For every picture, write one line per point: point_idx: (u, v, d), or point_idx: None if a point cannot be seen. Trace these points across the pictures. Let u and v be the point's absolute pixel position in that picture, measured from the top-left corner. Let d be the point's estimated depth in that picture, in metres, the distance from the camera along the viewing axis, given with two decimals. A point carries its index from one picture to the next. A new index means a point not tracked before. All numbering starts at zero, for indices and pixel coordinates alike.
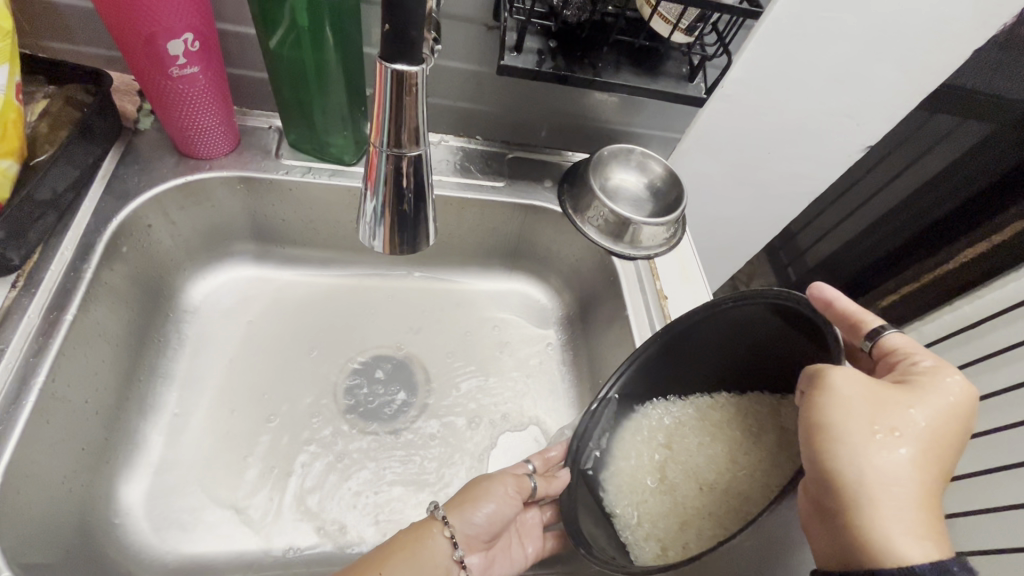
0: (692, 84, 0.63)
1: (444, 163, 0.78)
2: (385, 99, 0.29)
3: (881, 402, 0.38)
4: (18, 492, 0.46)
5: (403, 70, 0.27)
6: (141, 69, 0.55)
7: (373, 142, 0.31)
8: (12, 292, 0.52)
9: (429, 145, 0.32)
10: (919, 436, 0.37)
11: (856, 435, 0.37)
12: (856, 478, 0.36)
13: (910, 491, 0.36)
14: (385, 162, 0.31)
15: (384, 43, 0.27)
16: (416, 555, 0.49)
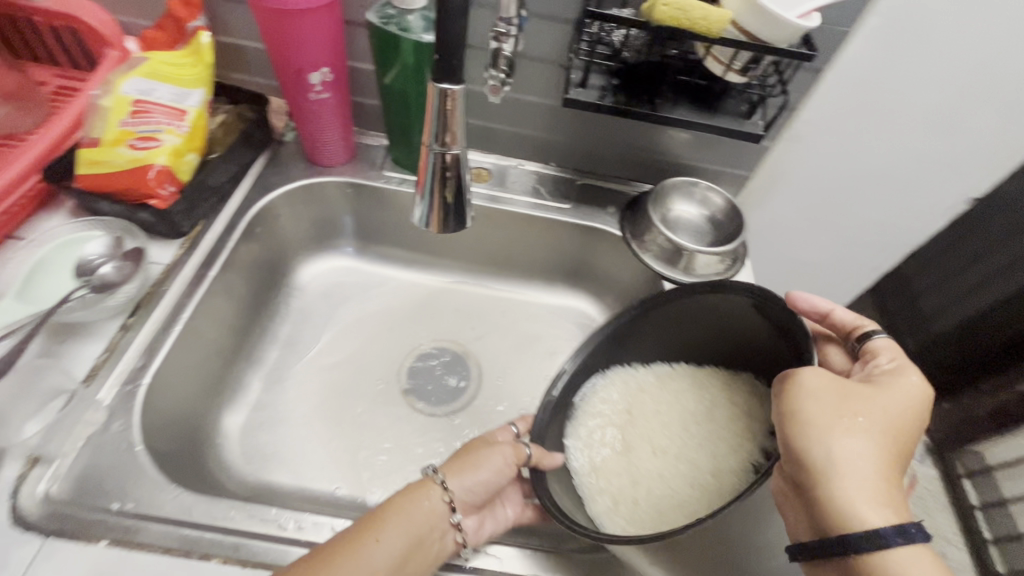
0: (749, 121, 0.67)
1: (519, 184, 0.88)
2: (434, 108, 0.38)
3: (847, 397, 0.46)
4: (159, 395, 0.60)
5: (447, 87, 0.36)
6: (290, 93, 0.72)
7: (425, 141, 0.40)
8: (179, 251, 0.69)
9: (466, 145, 0.40)
10: (880, 423, 0.45)
11: (826, 434, 0.43)
12: (824, 457, 0.43)
13: (874, 469, 0.43)
14: (432, 157, 0.40)
15: (434, 68, 0.36)
16: (412, 511, 0.50)
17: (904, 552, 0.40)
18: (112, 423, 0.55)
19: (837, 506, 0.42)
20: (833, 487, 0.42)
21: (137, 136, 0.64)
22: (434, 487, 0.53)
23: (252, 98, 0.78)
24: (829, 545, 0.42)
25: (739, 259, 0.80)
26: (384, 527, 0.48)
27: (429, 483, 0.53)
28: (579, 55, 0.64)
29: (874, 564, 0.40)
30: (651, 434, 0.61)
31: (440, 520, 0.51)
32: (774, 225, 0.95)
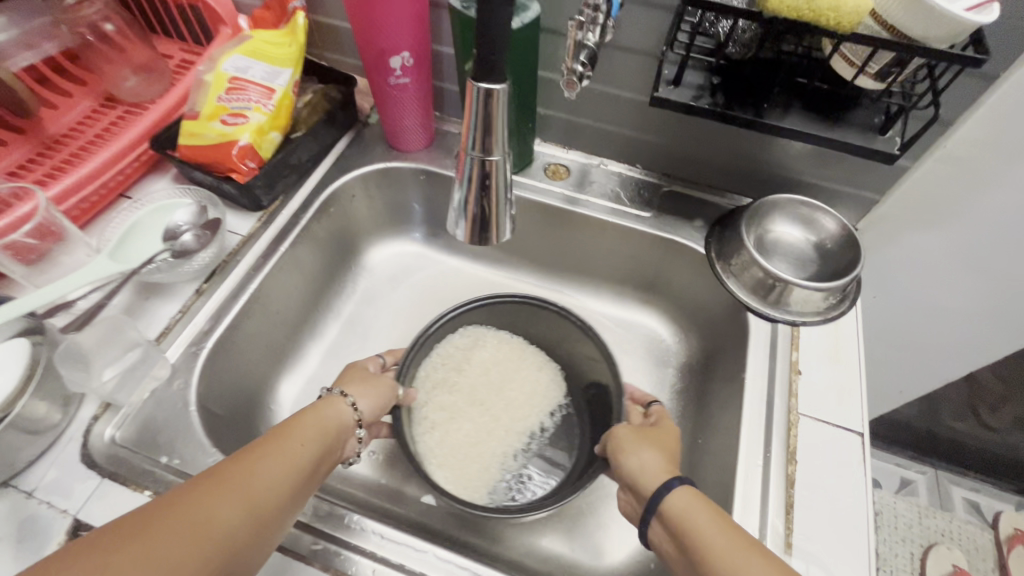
0: (883, 137, 0.55)
1: (597, 186, 0.81)
2: (472, 111, 0.34)
3: (646, 436, 0.59)
4: (221, 359, 0.65)
5: (487, 88, 0.32)
6: (372, 77, 0.72)
7: (462, 146, 0.36)
8: (257, 223, 0.72)
9: (508, 153, 0.36)
10: (651, 444, 0.57)
11: (631, 446, 0.57)
12: (646, 480, 0.53)
13: (666, 473, 0.53)
14: (469, 163, 0.36)
15: (474, 66, 0.32)
16: (323, 415, 0.53)
17: (676, 496, 0.49)
18: (174, 381, 0.60)
19: (641, 490, 0.53)
20: (618, 461, 0.57)
21: (228, 112, 0.67)
22: (336, 400, 0.56)
23: (341, 78, 0.79)
24: (668, 525, 0.49)
25: (848, 299, 0.68)
26: (299, 432, 0.49)
27: (330, 399, 0.56)
28: (675, 48, 0.56)
29: (685, 527, 0.47)
30: (460, 382, 0.74)
31: (345, 428, 0.54)
32: (903, 262, 0.79)
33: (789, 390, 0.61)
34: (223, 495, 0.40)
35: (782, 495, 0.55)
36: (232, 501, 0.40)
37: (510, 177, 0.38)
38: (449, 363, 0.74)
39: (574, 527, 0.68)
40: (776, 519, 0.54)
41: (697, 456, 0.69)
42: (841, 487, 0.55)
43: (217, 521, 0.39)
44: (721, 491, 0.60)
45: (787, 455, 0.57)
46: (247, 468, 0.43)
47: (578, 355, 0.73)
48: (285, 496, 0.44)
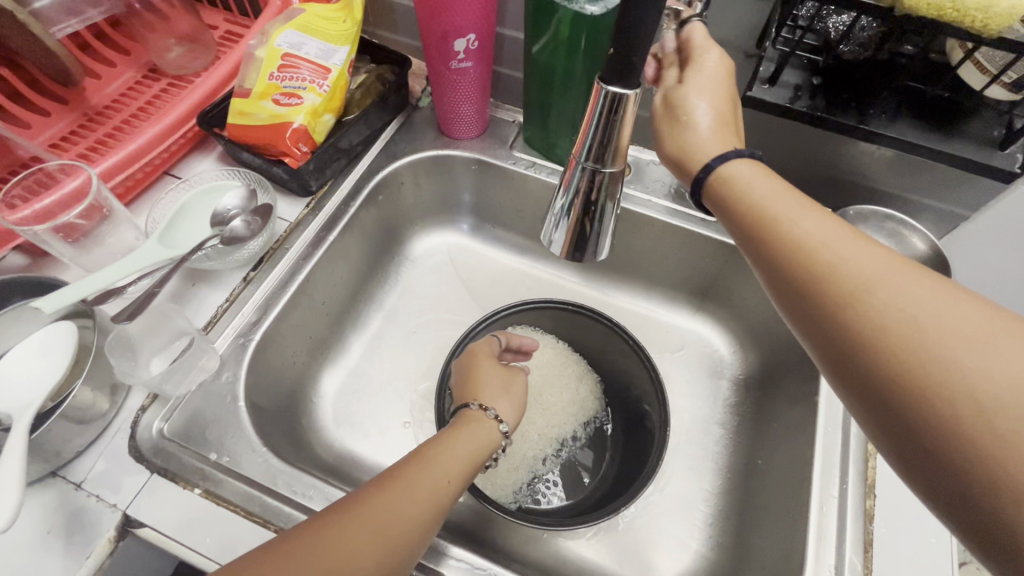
0: (1001, 153, 0.50)
1: (659, 185, 0.77)
2: (592, 116, 0.30)
3: (740, 233, 0.41)
4: (268, 351, 0.62)
5: (616, 92, 0.28)
6: (432, 60, 0.67)
7: (574, 154, 0.33)
8: (305, 210, 0.69)
9: (625, 164, 0.32)
10: (766, 205, 0.39)
11: (726, 217, 0.42)
12: (753, 249, 0.40)
13: (772, 186, 0.40)
14: (579, 173, 0.33)
15: (606, 65, 0.28)
16: (460, 444, 0.50)
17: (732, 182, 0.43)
18: (222, 373, 0.58)
19: (726, 182, 0.41)
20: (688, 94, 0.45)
21: (282, 91, 0.64)
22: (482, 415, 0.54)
23: (395, 58, 0.75)
24: (740, 219, 0.40)
25: None
26: (433, 466, 0.46)
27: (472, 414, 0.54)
28: (777, 43, 0.52)
29: (771, 215, 0.39)
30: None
31: (490, 449, 0.53)
32: (979, 279, 0.75)
33: None
34: (348, 538, 0.39)
35: (859, 532, 0.52)
36: (359, 546, 0.39)
37: (619, 191, 0.34)
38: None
39: (625, 542, 0.65)
40: (852, 557, 0.51)
41: (755, 477, 0.66)
42: (923, 525, 0.52)
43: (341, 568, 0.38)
44: (788, 519, 0.57)
45: (865, 487, 0.54)
46: (387, 503, 0.42)
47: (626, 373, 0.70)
48: (419, 528, 0.43)
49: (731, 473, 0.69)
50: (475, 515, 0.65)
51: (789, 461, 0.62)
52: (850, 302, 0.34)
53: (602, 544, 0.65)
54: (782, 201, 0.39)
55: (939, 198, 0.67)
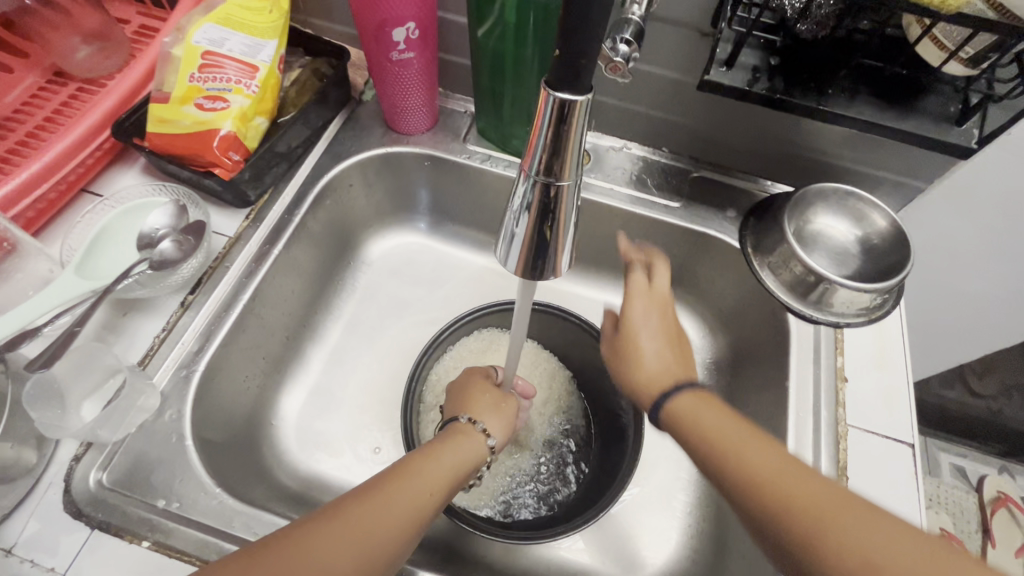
0: (959, 128, 0.49)
1: (620, 172, 0.74)
2: (541, 127, 0.27)
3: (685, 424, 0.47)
4: (215, 382, 0.58)
5: (566, 100, 0.25)
6: (370, 51, 0.62)
7: (523, 167, 0.30)
8: (245, 222, 0.64)
9: (580, 176, 0.29)
10: (706, 428, 0.45)
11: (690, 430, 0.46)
12: (704, 452, 0.45)
13: (720, 412, 0.46)
14: (531, 188, 0.30)
15: (552, 69, 0.25)
16: (446, 457, 0.49)
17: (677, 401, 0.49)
18: (164, 411, 0.53)
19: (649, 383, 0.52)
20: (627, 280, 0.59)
21: (205, 95, 0.58)
22: (467, 428, 0.54)
23: (331, 49, 0.69)
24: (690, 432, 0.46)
25: (892, 298, 0.64)
26: (418, 481, 0.46)
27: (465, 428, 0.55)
28: (733, 23, 0.49)
29: (722, 440, 0.44)
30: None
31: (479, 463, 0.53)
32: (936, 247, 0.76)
33: (836, 400, 0.59)
34: (327, 558, 0.38)
35: None
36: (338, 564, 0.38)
37: (576, 204, 0.31)
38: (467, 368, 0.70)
39: (607, 540, 0.64)
40: None
41: None
42: (894, 503, 0.53)
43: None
44: None
45: (838, 470, 0.55)
46: (367, 507, 0.42)
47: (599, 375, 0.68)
48: (397, 538, 0.42)
49: None
50: (452, 530, 0.62)
51: None
52: (813, 508, 0.37)
53: (583, 545, 0.64)
54: (704, 413, 0.47)
55: (898, 171, 0.66)
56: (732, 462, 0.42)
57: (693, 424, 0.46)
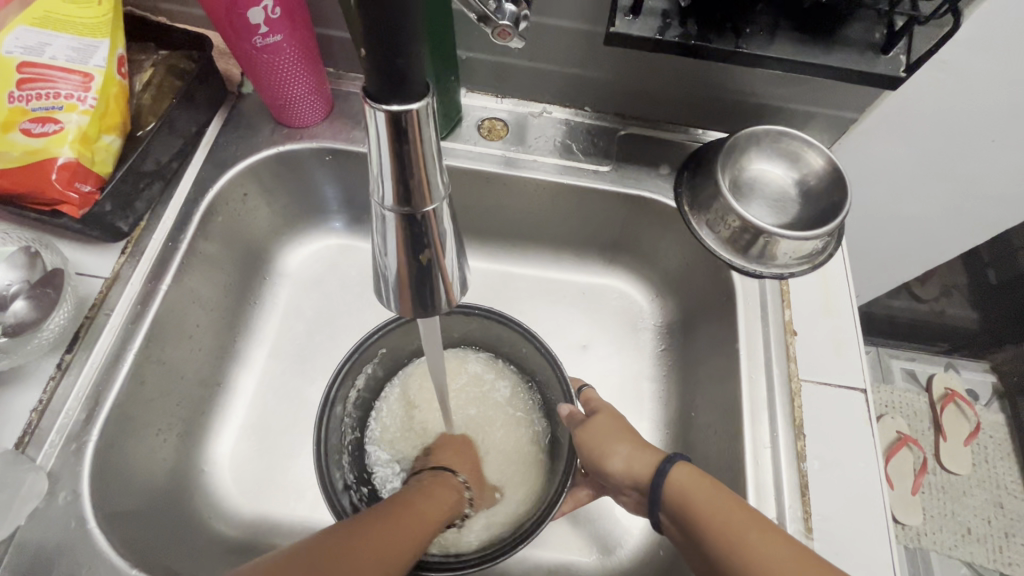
0: (884, 57, 0.47)
1: (543, 140, 0.68)
2: (380, 151, 0.22)
3: (684, 504, 0.47)
4: (116, 447, 0.51)
5: (395, 114, 0.21)
6: (229, 38, 0.53)
7: (376, 198, 0.25)
8: (121, 258, 0.56)
9: (443, 196, 0.25)
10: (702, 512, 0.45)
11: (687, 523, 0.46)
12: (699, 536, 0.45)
13: (717, 493, 0.46)
14: (390, 221, 0.25)
15: (371, 78, 0.20)
16: (440, 499, 0.52)
17: (673, 477, 0.48)
18: (57, 494, 0.47)
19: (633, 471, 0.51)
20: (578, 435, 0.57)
21: (30, 117, 0.48)
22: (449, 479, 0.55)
23: (188, 40, 0.59)
24: (681, 521, 0.47)
25: (834, 239, 0.62)
26: (419, 511, 0.48)
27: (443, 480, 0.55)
28: None
29: (714, 525, 0.44)
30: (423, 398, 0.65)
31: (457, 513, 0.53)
32: (873, 174, 0.74)
33: (787, 355, 0.57)
34: None
35: (794, 476, 0.52)
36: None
37: (450, 225, 0.27)
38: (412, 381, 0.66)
39: (576, 529, 0.62)
40: (791, 505, 0.50)
41: (692, 431, 0.64)
42: (850, 453, 0.53)
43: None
44: (727, 475, 0.56)
45: (794, 429, 0.53)
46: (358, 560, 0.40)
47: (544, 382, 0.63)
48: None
49: (669, 429, 0.67)
50: None
51: (719, 410, 0.60)
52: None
53: (552, 537, 0.62)
54: (703, 496, 0.46)
55: (830, 104, 0.63)
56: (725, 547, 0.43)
57: (708, 517, 0.44)
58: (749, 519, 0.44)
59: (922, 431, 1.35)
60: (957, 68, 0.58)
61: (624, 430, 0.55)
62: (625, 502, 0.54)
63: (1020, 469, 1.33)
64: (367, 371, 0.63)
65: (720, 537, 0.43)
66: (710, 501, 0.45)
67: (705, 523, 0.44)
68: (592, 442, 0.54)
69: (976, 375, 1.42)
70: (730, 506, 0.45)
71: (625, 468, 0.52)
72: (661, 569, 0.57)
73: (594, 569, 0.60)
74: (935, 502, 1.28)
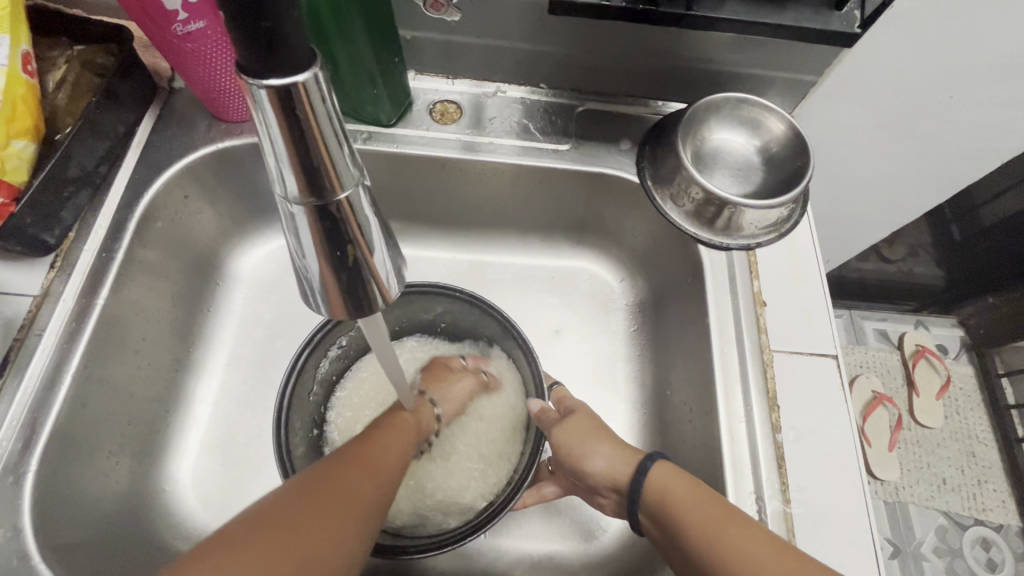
0: (838, 14, 0.53)
1: (499, 121, 0.65)
2: (268, 132, 0.20)
3: (665, 502, 0.46)
4: (60, 475, 0.48)
5: (276, 89, 0.19)
6: (147, 28, 0.48)
7: (277, 190, 0.23)
8: (50, 273, 0.52)
9: (354, 182, 0.23)
10: (681, 508, 0.44)
11: (668, 520, 0.45)
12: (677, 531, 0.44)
13: (697, 491, 0.45)
14: (299, 214, 0.23)
15: (243, 52, 0.18)
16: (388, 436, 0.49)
17: (655, 473, 0.47)
18: None
19: (617, 473, 0.50)
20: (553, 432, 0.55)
21: None
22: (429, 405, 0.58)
23: (106, 33, 0.55)
24: (660, 518, 0.46)
25: (799, 206, 0.61)
26: (388, 454, 0.46)
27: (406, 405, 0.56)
28: None
29: (692, 520, 0.43)
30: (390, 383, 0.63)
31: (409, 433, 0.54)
32: (836, 137, 0.74)
33: (757, 326, 0.56)
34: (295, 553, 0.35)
35: (770, 447, 0.51)
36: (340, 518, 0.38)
37: (373, 215, 0.25)
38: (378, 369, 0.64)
39: (557, 518, 0.61)
40: (769, 478, 0.50)
41: (668, 409, 0.63)
42: (824, 420, 0.52)
43: (327, 533, 0.37)
44: (705, 452, 0.55)
45: (768, 400, 0.53)
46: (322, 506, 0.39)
47: (517, 367, 0.62)
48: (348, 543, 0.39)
49: (646, 409, 0.66)
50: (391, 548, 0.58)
51: (693, 385, 0.59)
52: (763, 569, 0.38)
53: (532, 529, 0.61)
54: (682, 491, 0.45)
55: (788, 68, 0.61)
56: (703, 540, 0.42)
57: (688, 514, 0.43)
58: (726, 513, 0.42)
59: (895, 388, 1.37)
60: (912, 23, 0.57)
61: (603, 431, 0.53)
62: (603, 503, 0.53)
63: (990, 418, 1.38)
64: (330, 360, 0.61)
65: (697, 531, 0.42)
66: (687, 498, 0.44)
67: (685, 517, 0.43)
68: (570, 442, 0.53)
69: (945, 330, 1.45)
70: (707, 501, 0.44)
71: (608, 469, 0.50)
72: (644, 551, 0.57)
73: (578, 556, 0.59)
74: (910, 456, 1.32)
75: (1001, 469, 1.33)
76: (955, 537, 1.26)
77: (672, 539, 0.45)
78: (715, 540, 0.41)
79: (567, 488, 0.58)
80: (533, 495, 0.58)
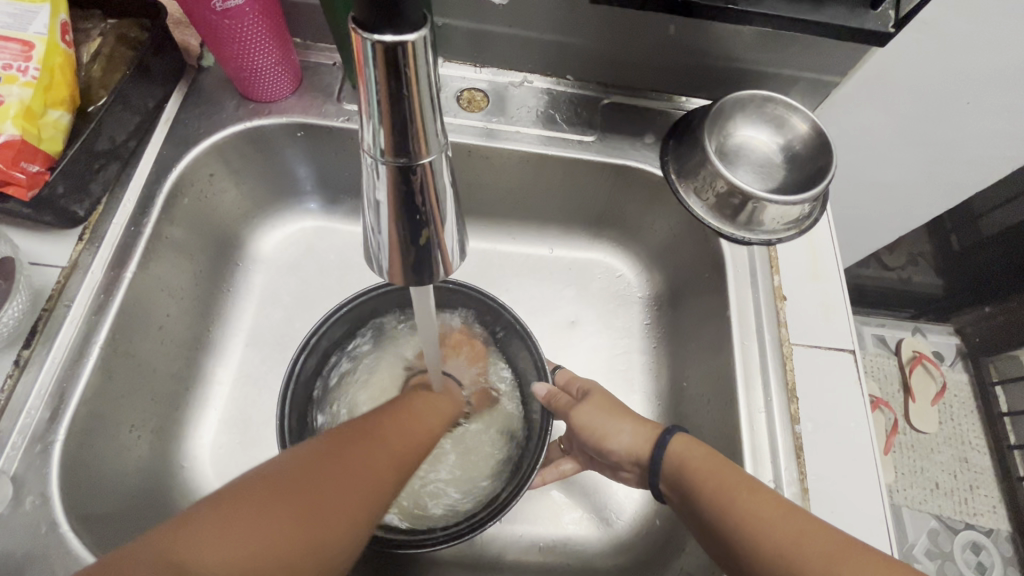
0: (874, 14, 0.54)
1: (525, 110, 0.66)
2: (371, 85, 0.22)
3: (685, 472, 0.46)
4: (83, 446, 0.48)
5: (387, 43, 0.20)
6: (188, 3, 0.48)
7: (367, 152, 0.24)
8: (79, 246, 0.52)
9: (439, 147, 0.24)
10: (698, 474, 0.45)
11: (687, 490, 0.46)
12: (698, 498, 0.44)
13: (721, 461, 0.45)
14: (384, 175, 0.25)
15: (360, 6, 0.20)
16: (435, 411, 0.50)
17: (673, 447, 0.48)
18: (24, 499, 0.44)
19: (636, 452, 0.51)
20: (575, 418, 0.55)
21: None
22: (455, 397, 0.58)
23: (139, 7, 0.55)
24: (676, 485, 0.47)
25: (819, 204, 0.62)
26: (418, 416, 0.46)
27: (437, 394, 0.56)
28: None
29: (711, 487, 0.44)
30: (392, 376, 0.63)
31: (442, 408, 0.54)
32: (852, 139, 0.75)
33: (778, 320, 0.57)
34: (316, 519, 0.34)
35: (789, 439, 0.52)
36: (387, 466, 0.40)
37: (448, 184, 0.27)
38: (384, 357, 0.63)
39: (572, 506, 0.62)
40: (787, 467, 0.51)
41: (683, 402, 0.64)
42: (841, 414, 0.53)
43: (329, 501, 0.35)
44: (721, 442, 0.56)
45: (787, 393, 0.54)
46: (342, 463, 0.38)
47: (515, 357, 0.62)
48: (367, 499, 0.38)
49: (661, 402, 0.67)
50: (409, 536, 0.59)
51: (710, 377, 0.60)
52: (775, 528, 0.40)
53: (547, 515, 0.62)
54: (702, 460, 0.46)
55: (814, 68, 0.62)
56: (721, 503, 0.42)
57: (704, 479, 0.45)
58: (747, 479, 0.43)
59: (892, 393, 1.39)
60: (937, 27, 0.58)
61: (622, 410, 0.54)
62: (626, 478, 0.55)
63: (983, 425, 1.40)
64: (334, 347, 0.61)
65: (716, 495, 0.43)
66: (705, 465, 0.45)
67: (704, 481, 0.44)
68: (592, 424, 0.54)
69: (942, 337, 1.47)
70: (723, 467, 0.45)
71: (632, 445, 0.51)
72: (658, 538, 0.57)
73: (593, 541, 0.60)
74: (906, 459, 1.33)
75: (992, 475, 1.35)
76: (947, 540, 1.27)
77: (688, 505, 0.46)
78: (728, 500, 0.42)
79: (585, 464, 0.59)
80: (550, 471, 0.59)
